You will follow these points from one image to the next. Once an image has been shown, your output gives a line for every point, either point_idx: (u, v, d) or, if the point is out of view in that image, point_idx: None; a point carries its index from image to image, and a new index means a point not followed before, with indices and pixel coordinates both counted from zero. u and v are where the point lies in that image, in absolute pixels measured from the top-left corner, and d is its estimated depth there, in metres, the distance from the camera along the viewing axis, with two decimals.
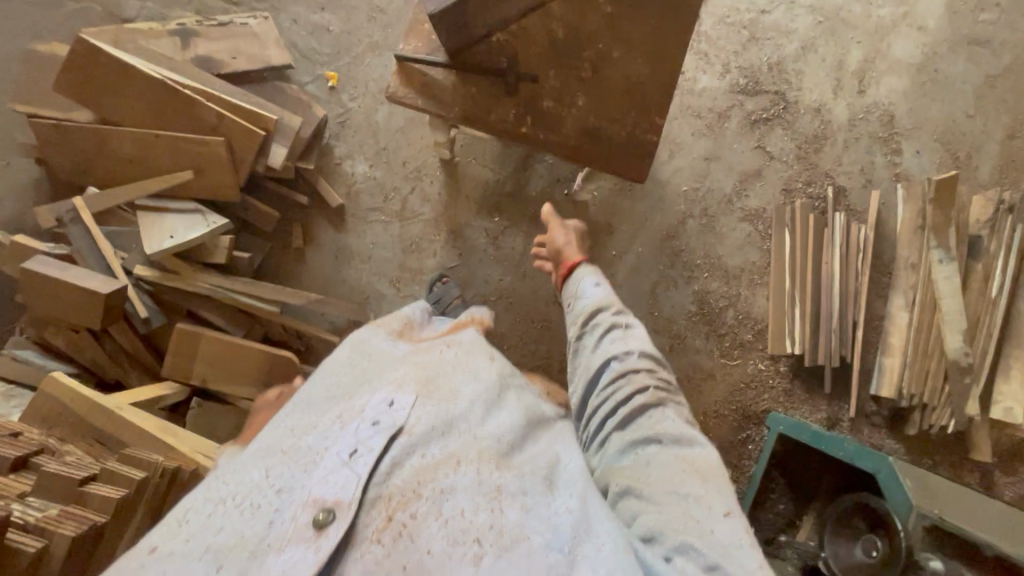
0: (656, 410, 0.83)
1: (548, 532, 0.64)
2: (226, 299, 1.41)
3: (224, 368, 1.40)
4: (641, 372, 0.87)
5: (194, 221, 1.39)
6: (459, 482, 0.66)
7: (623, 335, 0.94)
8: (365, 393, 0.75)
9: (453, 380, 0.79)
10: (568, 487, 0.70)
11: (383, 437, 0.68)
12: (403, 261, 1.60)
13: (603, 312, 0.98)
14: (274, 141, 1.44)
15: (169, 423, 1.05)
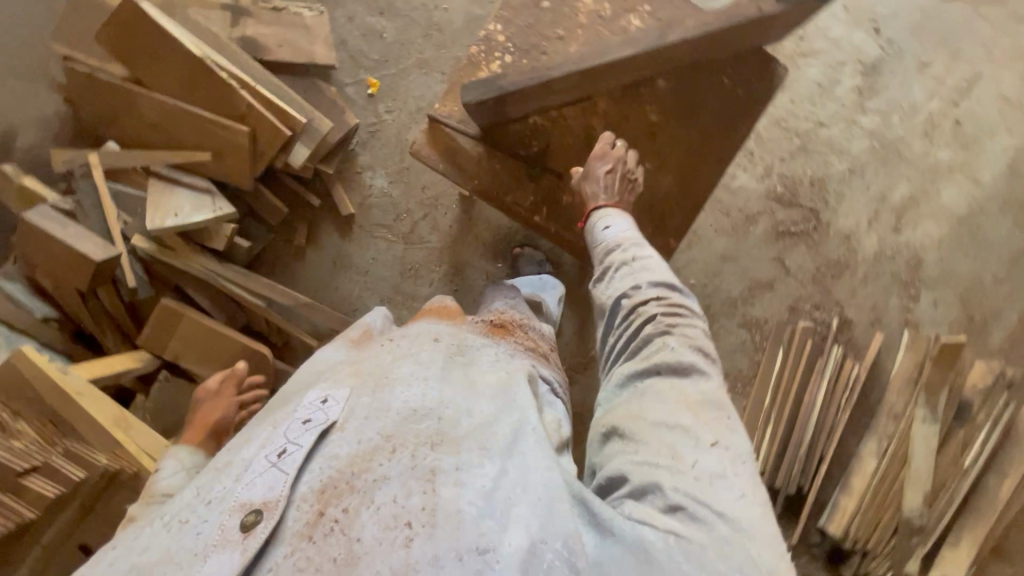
0: (658, 338, 0.78)
1: (481, 501, 0.58)
2: (215, 283, 1.42)
3: (202, 353, 1.41)
4: (650, 304, 0.82)
5: (201, 203, 1.38)
6: (389, 468, 0.60)
7: (630, 266, 0.88)
8: (301, 397, 0.72)
9: (394, 365, 0.75)
10: (509, 449, 0.64)
11: (311, 437, 0.65)
12: (397, 284, 1.58)
13: (618, 247, 0.91)
14: (298, 142, 1.43)
15: (127, 416, 1.06)
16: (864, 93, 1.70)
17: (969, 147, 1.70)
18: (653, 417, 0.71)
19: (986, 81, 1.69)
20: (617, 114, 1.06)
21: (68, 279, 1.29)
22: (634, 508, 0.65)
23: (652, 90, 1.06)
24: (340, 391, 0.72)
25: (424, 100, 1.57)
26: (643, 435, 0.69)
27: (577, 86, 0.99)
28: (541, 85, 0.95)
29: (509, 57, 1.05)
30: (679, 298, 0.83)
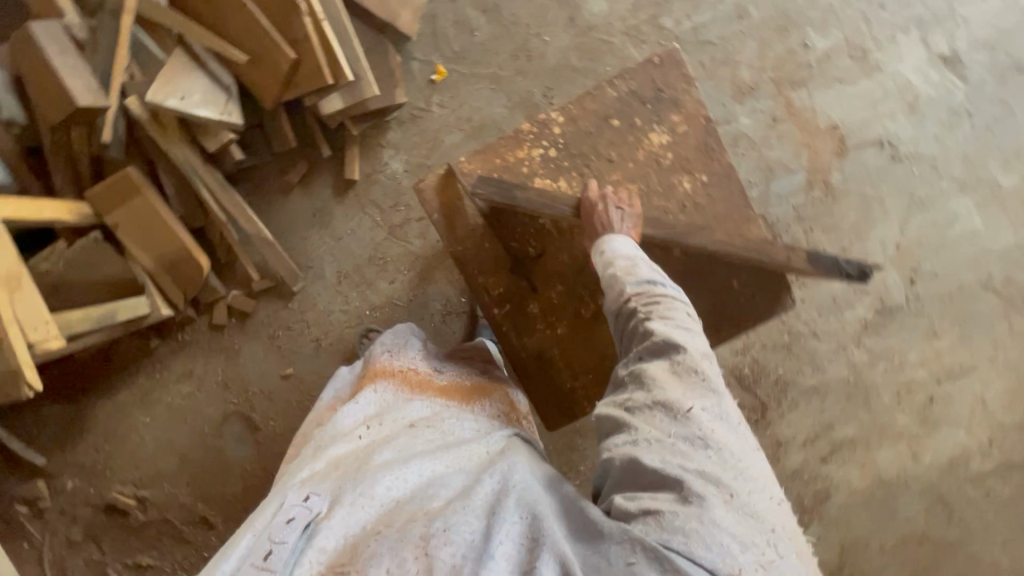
0: (638, 330, 0.76)
1: (471, 548, 0.60)
2: (189, 178, 1.37)
3: (148, 236, 1.37)
4: (636, 299, 0.79)
5: (212, 99, 1.30)
6: (381, 545, 0.62)
7: (620, 272, 0.84)
8: (284, 498, 0.74)
9: (374, 453, 0.79)
10: (484, 497, 0.66)
11: (295, 533, 0.67)
12: (358, 266, 1.55)
13: (614, 264, 0.85)
14: (334, 93, 1.37)
15: (24, 280, 1.04)
16: (867, 329, 1.69)
17: (927, 424, 1.70)
18: (636, 414, 0.69)
19: (976, 377, 1.69)
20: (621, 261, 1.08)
21: (45, 104, 1.22)
22: (620, 499, 0.65)
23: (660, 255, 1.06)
24: (320, 486, 0.75)
25: (477, 115, 1.51)
26: (634, 415, 0.69)
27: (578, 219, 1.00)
28: (545, 204, 0.98)
29: (553, 152, 1.05)
30: (659, 287, 0.80)
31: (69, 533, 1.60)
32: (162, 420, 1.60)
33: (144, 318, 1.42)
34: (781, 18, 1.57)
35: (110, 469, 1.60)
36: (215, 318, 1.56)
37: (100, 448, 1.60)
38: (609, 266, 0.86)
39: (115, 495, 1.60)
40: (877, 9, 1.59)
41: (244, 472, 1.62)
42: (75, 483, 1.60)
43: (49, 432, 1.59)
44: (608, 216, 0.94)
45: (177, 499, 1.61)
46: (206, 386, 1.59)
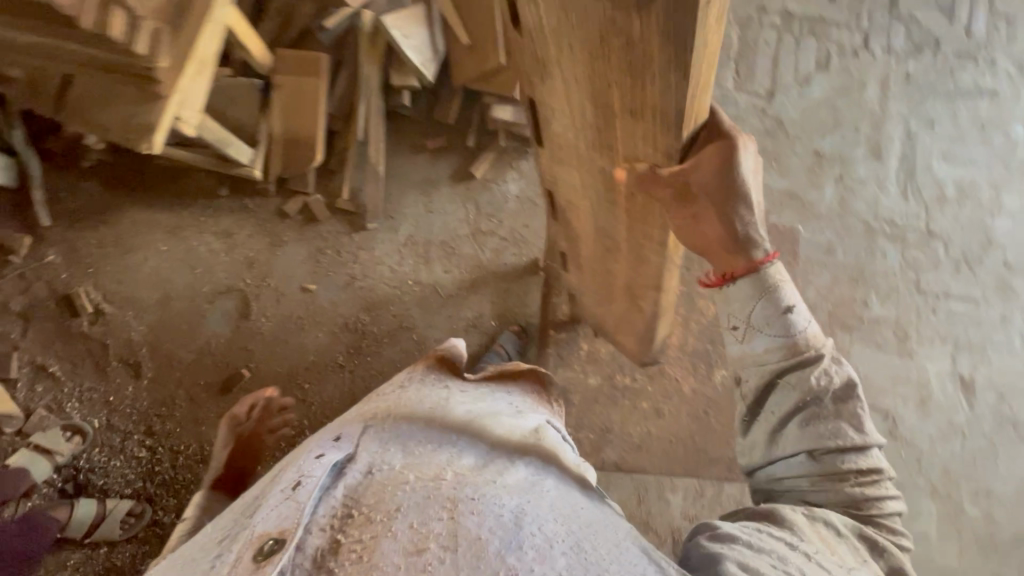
0: (846, 487, 0.72)
1: (502, 531, 0.63)
2: (360, 91, 1.53)
3: (298, 113, 1.51)
4: (857, 458, 0.73)
5: (423, 51, 1.50)
6: (407, 499, 0.67)
7: (833, 389, 0.73)
8: (316, 446, 0.82)
9: (409, 415, 0.88)
10: (515, 481, 0.74)
11: (325, 472, 0.71)
12: (428, 241, 1.65)
13: (820, 364, 0.74)
14: (511, 105, 1.57)
15: (208, 68, 1.14)
16: None
17: None
18: (806, 538, 0.67)
19: None
20: (575, 177, 0.96)
21: None
22: (745, 562, 0.62)
23: (597, 240, 1.06)
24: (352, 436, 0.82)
25: None
26: (802, 529, 0.68)
27: (648, 145, 0.73)
28: (654, 83, 0.63)
29: None
30: (870, 451, 0.74)
31: (12, 299, 1.54)
32: (171, 258, 1.59)
33: (238, 163, 1.50)
34: (857, 270, 1.78)
35: (95, 269, 1.57)
36: (285, 208, 1.62)
37: (102, 245, 1.58)
38: (822, 375, 0.73)
39: (77, 292, 1.54)
40: (930, 310, 1.79)
41: (205, 347, 1.58)
42: (54, 259, 1.56)
43: (70, 203, 1.57)
44: (745, 191, 0.72)
45: (128, 331, 1.56)
46: (233, 255, 1.61)
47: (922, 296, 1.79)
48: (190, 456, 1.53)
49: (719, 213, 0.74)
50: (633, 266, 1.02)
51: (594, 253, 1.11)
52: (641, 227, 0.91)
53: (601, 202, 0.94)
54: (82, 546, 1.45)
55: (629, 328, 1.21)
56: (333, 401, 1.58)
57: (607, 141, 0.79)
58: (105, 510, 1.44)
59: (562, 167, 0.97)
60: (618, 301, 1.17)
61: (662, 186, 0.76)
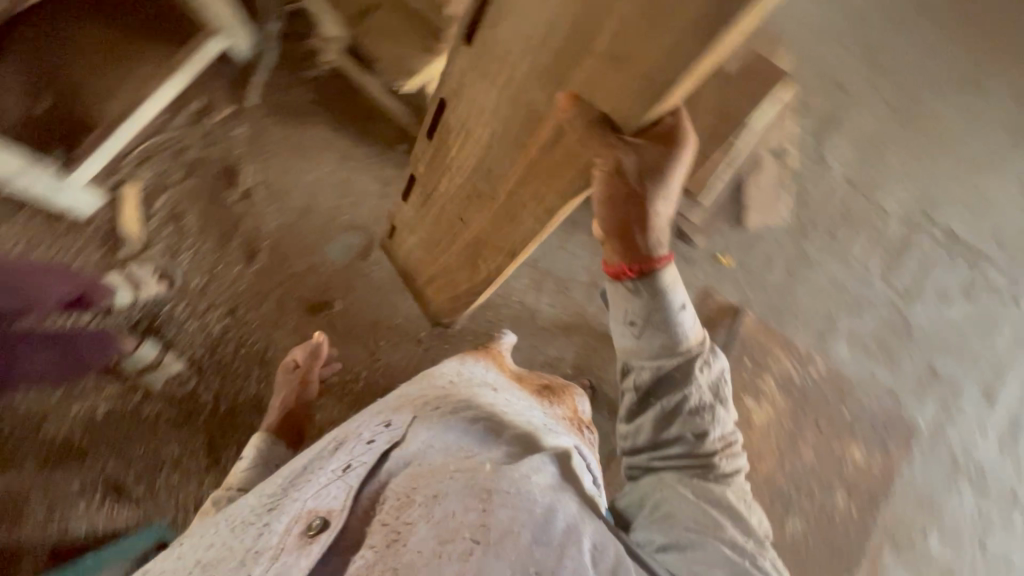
0: (719, 462, 0.97)
1: (532, 531, 0.73)
2: None
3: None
4: (721, 436, 0.98)
5: None
6: (449, 486, 0.77)
7: (704, 375, 0.95)
8: (368, 429, 0.97)
9: (456, 408, 1.01)
10: (551, 490, 0.84)
11: (373, 458, 0.86)
12: (547, 271, 1.70)
13: (700, 361, 0.94)
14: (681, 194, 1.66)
15: None
16: None
17: None
18: (713, 523, 0.90)
19: None
20: (477, 97, 0.82)
21: None
22: (698, 564, 0.85)
23: (462, 177, 1.00)
24: (404, 419, 0.96)
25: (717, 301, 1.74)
26: (714, 519, 0.90)
27: (608, 99, 0.63)
28: (660, 42, 0.53)
29: None
30: (726, 427, 0.99)
31: (190, 148, 1.66)
32: (331, 178, 1.72)
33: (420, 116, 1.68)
34: (928, 496, 1.72)
35: (267, 157, 1.70)
36: None
37: (283, 141, 1.71)
38: (703, 364, 0.94)
39: (245, 169, 1.68)
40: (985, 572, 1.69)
41: (315, 266, 1.66)
42: (240, 133, 1.70)
43: (278, 96, 1.72)
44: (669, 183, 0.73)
45: (264, 220, 1.67)
46: (381, 202, 1.72)
47: (983, 554, 1.70)
48: (252, 352, 1.58)
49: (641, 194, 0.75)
50: (495, 219, 1.01)
51: (447, 190, 1.08)
52: (535, 184, 0.86)
53: (496, 144, 0.86)
54: (122, 382, 1.48)
55: (451, 280, 1.36)
56: (398, 369, 1.64)
57: (552, 72, 0.66)
58: (162, 360, 1.49)
59: (471, 78, 0.81)
60: (454, 249, 1.22)
61: (601, 164, 0.71)
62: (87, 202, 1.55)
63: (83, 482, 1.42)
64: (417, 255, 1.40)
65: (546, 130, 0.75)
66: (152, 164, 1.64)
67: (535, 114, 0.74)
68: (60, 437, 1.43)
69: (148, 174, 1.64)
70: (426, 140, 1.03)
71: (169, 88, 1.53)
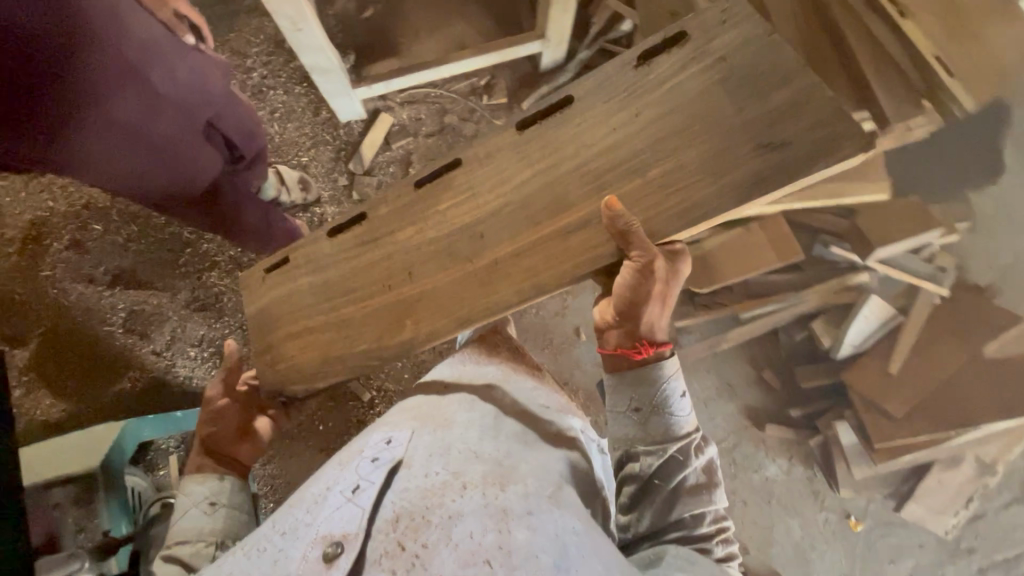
0: (713, 540, 0.90)
1: (554, 553, 0.67)
2: (789, 296, 1.51)
3: (745, 266, 1.51)
4: (716, 518, 0.92)
5: (859, 334, 1.48)
6: (464, 505, 0.73)
7: (700, 458, 0.94)
8: (372, 440, 0.94)
9: (453, 413, 0.97)
10: (568, 510, 0.78)
11: (381, 474, 0.83)
12: None
13: (692, 439, 0.94)
14: (858, 439, 1.49)
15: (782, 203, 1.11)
16: None
17: None
18: None
19: None
20: (502, 169, 0.88)
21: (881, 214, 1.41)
22: None
23: (434, 235, 0.94)
24: (402, 434, 0.93)
25: (817, 555, 1.56)
26: None
27: (653, 211, 0.75)
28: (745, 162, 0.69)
29: None
30: (719, 509, 0.93)
31: (450, 114, 1.71)
32: None
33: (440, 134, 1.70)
34: None
35: None
36: None
37: None
38: (697, 442, 0.94)
39: None
40: None
41: None
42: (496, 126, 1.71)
43: None
44: (678, 288, 0.84)
45: None
46: None
47: None
48: None
49: (660, 293, 0.83)
50: (457, 282, 0.91)
51: (403, 243, 0.98)
52: (531, 258, 0.84)
53: (498, 214, 0.88)
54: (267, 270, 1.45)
55: (338, 342, 1.05)
56: None
57: (611, 180, 0.78)
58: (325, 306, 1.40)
59: (500, 154, 0.89)
60: (367, 308, 1.01)
61: (637, 256, 0.76)
62: (349, 111, 1.63)
63: (205, 336, 1.43)
64: (307, 305, 1.11)
65: (569, 219, 0.81)
66: (413, 109, 1.71)
67: (561, 206, 0.82)
68: (213, 288, 1.45)
69: (405, 115, 1.71)
70: (409, 188, 0.99)
71: (471, 63, 1.57)
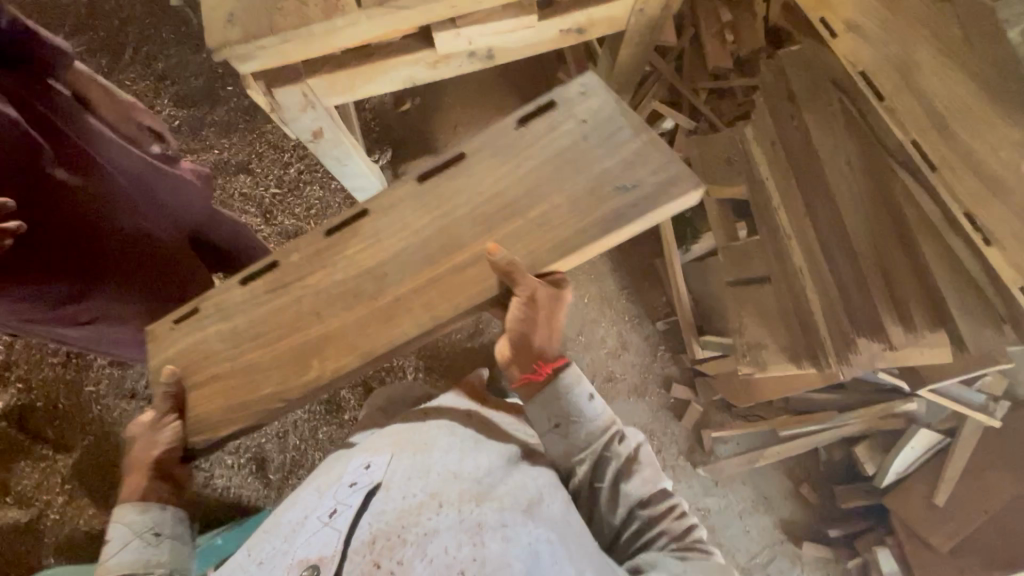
0: (670, 522, 0.86)
1: (527, 559, 0.67)
2: (825, 418, 1.49)
3: (790, 386, 1.38)
4: (662, 500, 0.88)
5: (902, 463, 1.44)
6: (440, 521, 0.69)
7: (626, 446, 0.90)
8: (349, 466, 0.86)
9: (435, 436, 0.88)
10: (546, 522, 0.74)
11: (359, 497, 0.76)
12: (712, 530, 1.58)
13: (614, 439, 0.89)
14: (901, 568, 1.45)
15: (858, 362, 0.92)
16: None
17: None
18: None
19: None
20: (401, 217, 0.86)
21: None
22: None
23: (342, 274, 0.87)
24: (378, 457, 0.85)
25: None
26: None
27: (534, 246, 0.79)
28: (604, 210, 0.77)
29: None
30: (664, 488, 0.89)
31: None
32: (580, 311, 1.68)
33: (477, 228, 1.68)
34: None
35: None
36: (673, 386, 1.65)
37: None
38: (620, 437, 0.89)
39: None
40: None
41: None
42: None
43: None
44: (561, 313, 0.81)
45: None
46: (609, 361, 1.67)
47: None
48: None
49: (539, 321, 0.80)
50: (356, 315, 0.85)
51: (316, 286, 0.88)
52: (432, 293, 0.82)
53: (404, 254, 0.84)
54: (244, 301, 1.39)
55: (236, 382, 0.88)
56: None
57: (496, 220, 0.81)
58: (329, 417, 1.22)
59: (402, 204, 0.87)
60: (263, 349, 0.88)
61: (519, 294, 0.77)
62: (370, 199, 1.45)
63: (242, 444, 1.49)
64: (207, 352, 0.91)
65: (465, 256, 0.81)
66: None
67: (454, 245, 0.83)
68: None
69: None
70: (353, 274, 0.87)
71: None
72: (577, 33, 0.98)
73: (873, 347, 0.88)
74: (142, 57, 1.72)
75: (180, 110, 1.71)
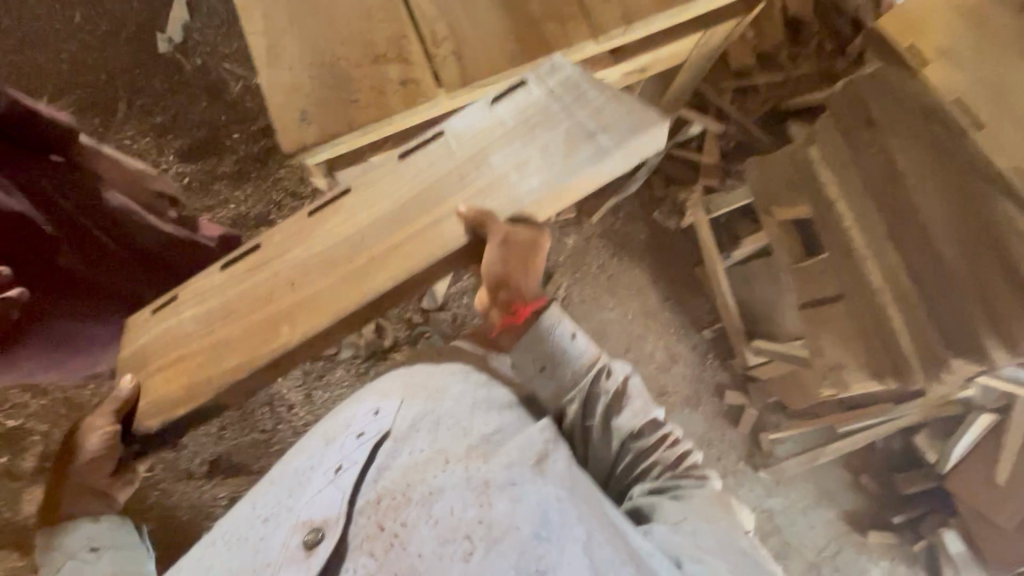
0: (664, 453, 0.78)
1: (534, 517, 0.58)
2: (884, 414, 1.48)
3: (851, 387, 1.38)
4: (655, 432, 0.79)
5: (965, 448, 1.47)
6: (446, 480, 0.60)
7: (613, 380, 0.79)
8: (354, 409, 0.75)
9: (448, 379, 0.75)
10: (556, 477, 0.64)
11: (366, 450, 0.66)
12: (779, 529, 1.60)
13: (602, 376, 0.79)
14: (967, 547, 1.49)
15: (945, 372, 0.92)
16: None
17: None
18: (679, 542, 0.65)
19: None
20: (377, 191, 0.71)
21: None
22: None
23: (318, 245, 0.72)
24: (389, 402, 0.73)
25: None
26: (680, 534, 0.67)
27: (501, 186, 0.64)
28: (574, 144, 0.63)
29: None
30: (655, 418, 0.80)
31: None
32: (626, 329, 1.66)
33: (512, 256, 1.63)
34: None
35: (578, 278, 1.66)
36: (726, 392, 1.66)
37: (602, 270, 1.67)
38: (605, 372, 0.79)
39: (557, 281, 1.64)
40: None
41: None
42: (569, 244, 1.66)
43: (620, 229, 1.69)
44: (539, 258, 0.68)
45: None
46: (660, 374, 1.65)
47: None
48: None
49: (513, 265, 0.66)
50: (319, 293, 0.68)
51: (294, 258, 0.72)
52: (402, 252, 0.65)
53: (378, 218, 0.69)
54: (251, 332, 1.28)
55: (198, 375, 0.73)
56: None
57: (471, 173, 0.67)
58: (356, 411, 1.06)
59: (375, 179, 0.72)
60: (233, 326, 0.72)
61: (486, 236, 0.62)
62: None
63: None
64: (183, 336, 0.76)
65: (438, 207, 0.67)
66: None
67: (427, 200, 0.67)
68: None
69: None
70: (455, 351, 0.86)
71: None
72: (639, 71, 0.92)
73: (970, 367, 0.88)
74: (136, 111, 1.62)
75: (188, 165, 1.62)
